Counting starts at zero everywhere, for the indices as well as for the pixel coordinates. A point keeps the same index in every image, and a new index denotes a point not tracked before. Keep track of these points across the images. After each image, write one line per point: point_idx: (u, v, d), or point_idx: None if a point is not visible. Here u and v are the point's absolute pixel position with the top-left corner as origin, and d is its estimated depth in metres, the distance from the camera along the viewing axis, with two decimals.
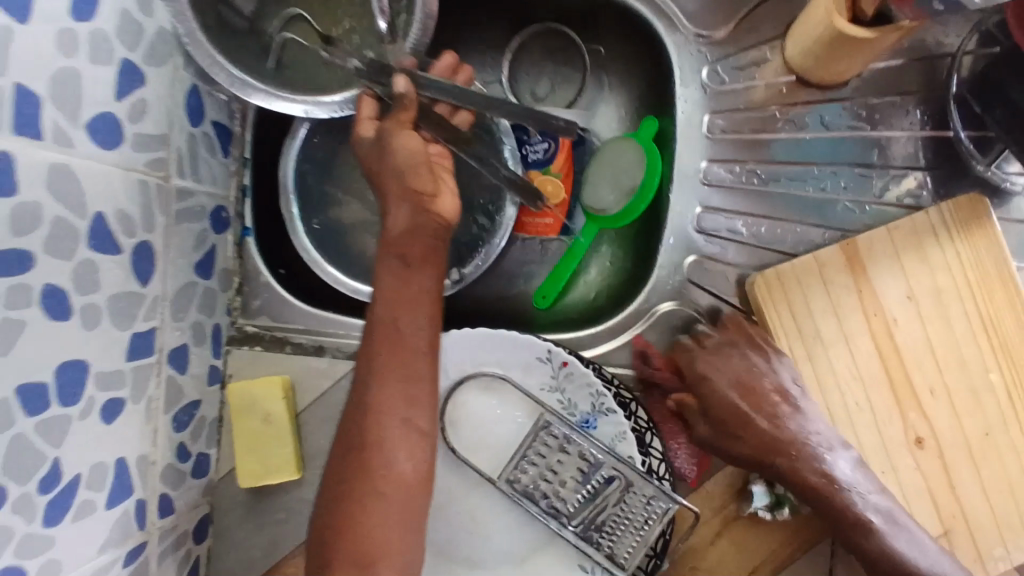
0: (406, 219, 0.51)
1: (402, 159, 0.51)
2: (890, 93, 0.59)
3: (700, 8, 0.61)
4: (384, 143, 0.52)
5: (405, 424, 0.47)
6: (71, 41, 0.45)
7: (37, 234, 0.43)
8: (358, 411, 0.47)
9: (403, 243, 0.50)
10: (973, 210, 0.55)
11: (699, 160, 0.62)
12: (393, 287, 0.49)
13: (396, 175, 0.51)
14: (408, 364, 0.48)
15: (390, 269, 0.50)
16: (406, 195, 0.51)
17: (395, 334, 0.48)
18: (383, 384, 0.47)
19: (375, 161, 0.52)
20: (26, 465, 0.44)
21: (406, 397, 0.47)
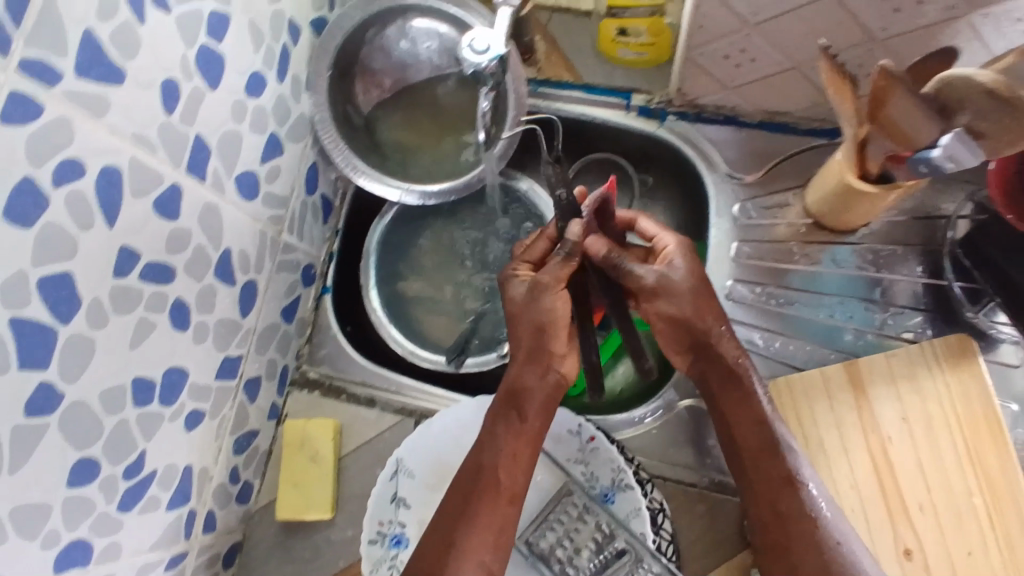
0: (532, 378, 0.59)
1: (540, 322, 0.60)
2: (893, 243, 0.69)
3: (737, 155, 0.72)
4: (539, 296, 0.59)
5: (481, 567, 0.53)
6: (241, 113, 0.58)
7: (182, 256, 0.53)
8: (442, 548, 0.54)
9: (525, 398, 0.58)
10: (962, 349, 0.62)
11: (726, 279, 0.71)
12: (505, 438, 0.57)
13: (536, 332, 0.60)
14: (500, 514, 0.55)
15: (505, 419, 0.58)
16: (537, 358, 0.60)
17: (495, 484, 0.56)
18: (474, 528, 0.54)
19: (518, 312, 0.60)
20: (121, 448, 0.51)
21: (489, 545, 0.54)
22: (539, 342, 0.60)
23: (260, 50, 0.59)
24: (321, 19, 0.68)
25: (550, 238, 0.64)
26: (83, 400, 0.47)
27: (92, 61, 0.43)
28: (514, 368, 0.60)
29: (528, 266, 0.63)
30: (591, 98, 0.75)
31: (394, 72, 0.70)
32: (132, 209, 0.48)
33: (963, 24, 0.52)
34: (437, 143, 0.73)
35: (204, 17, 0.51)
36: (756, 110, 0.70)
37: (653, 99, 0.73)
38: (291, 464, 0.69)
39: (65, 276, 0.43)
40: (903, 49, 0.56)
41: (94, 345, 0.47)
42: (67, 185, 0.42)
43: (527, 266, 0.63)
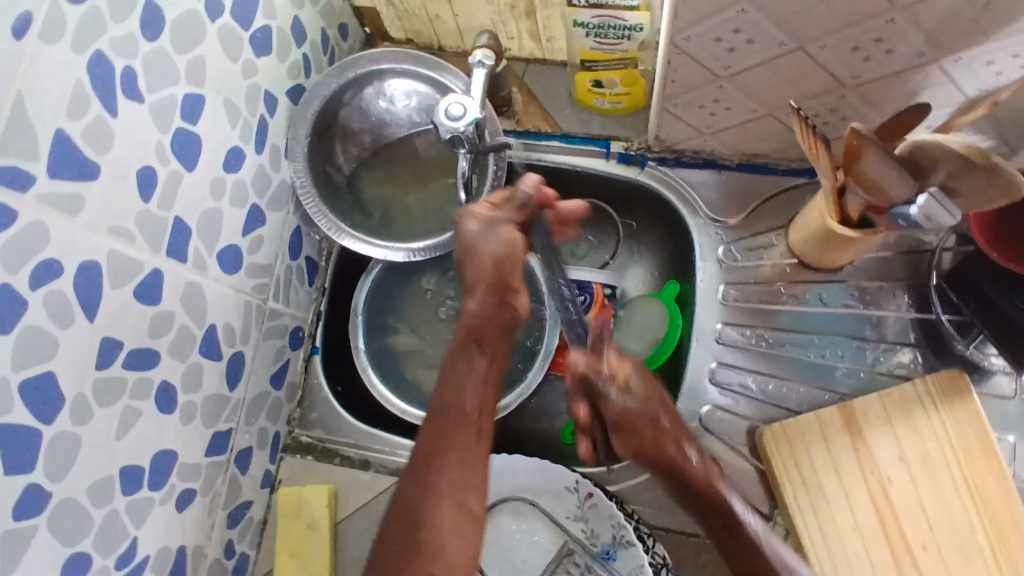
0: (492, 306, 0.55)
1: (498, 256, 0.56)
2: (879, 278, 0.69)
3: (718, 198, 0.73)
4: (494, 228, 0.57)
5: (460, 507, 0.48)
6: (221, 188, 0.58)
7: (166, 338, 0.53)
8: (411, 497, 0.49)
9: (484, 328, 0.55)
10: (954, 384, 0.62)
11: (715, 323, 0.71)
12: (466, 366, 0.54)
13: (491, 267, 0.56)
14: (470, 447, 0.51)
15: (466, 351, 0.55)
16: (493, 287, 0.55)
17: (462, 416, 0.52)
18: (449, 464, 0.49)
19: (467, 244, 0.57)
20: (111, 539, 0.50)
21: (464, 483, 0.49)
22: (498, 273, 0.56)
23: (236, 124, 0.59)
24: (298, 86, 0.68)
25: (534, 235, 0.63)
26: (70, 497, 0.46)
27: (65, 160, 0.44)
28: (475, 302, 0.55)
29: (488, 206, 0.58)
30: (570, 147, 0.75)
31: (373, 131, 0.69)
32: (113, 301, 0.48)
33: (933, 69, 0.53)
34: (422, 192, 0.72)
35: (178, 101, 0.52)
36: (733, 152, 0.70)
37: (632, 146, 0.74)
38: (287, 533, 0.68)
39: (48, 376, 0.43)
40: (876, 93, 0.57)
41: (80, 440, 0.46)
42: (44, 287, 0.43)
43: (487, 204, 0.58)
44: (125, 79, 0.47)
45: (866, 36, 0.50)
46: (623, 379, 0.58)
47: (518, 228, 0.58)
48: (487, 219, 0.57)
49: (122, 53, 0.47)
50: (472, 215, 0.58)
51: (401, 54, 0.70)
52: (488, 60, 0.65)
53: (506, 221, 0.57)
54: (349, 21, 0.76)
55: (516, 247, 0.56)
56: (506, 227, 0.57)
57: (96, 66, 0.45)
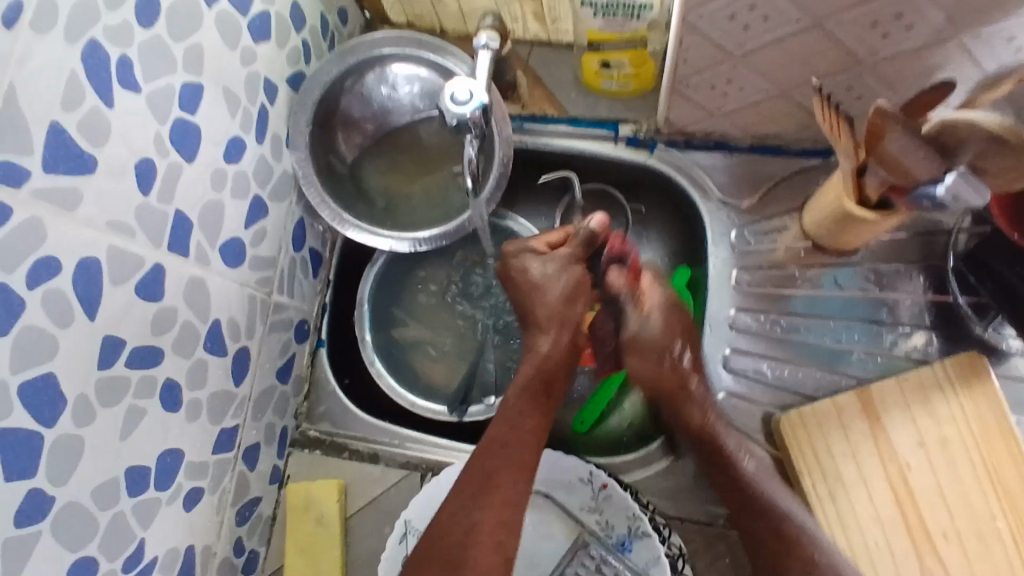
0: (558, 351, 0.64)
1: (567, 292, 0.65)
2: (895, 261, 0.68)
3: (730, 181, 0.71)
4: (566, 267, 0.65)
5: (498, 544, 0.54)
6: (221, 180, 0.56)
7: (169, 335, 0.52)
8: (455, 528, 0.54)
9: (552, 373, 0.64)
10: (972, 368, 0.61)
11: (727, 309, 0.70)
12: (528, 414, 0.60)
13: (548, 304, 0.65)
14: (515, 497, 0.56)
15: (528, 402, 0.61)
16: (563, 326, 0.65)
17: (517, 462, 0.57)
18: (492, 506, 0.55)
19: (530, 283, 0.65)
20: (118, 541, 0.49)
21: (500, 523, 0.55)
22: (567, 309, 0.65)
23: (236, 114, 0.57)
24: (298, 73, 0.66)
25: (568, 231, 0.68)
26: (76, 500, 0.45)
27: (60, 154, 0.42)
28: (547, 341, 0.65)
29: (545, 245, 0.67)
30: (577, 131, 0.74)
31: (376, 118, 0.68)
32: (114, 298, 0.46)
33: (953, 45, 0.51)
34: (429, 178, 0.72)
35: (176, 91, 0.50)
36: (745, 134, 0.68)
37: (642, 129, 0.72)
38: (297, 528, 0.67)
39: (47, 378, 0.42)
40: (894, 70, 0.55)
41: (83, 442, 0.45)
42: (43, 285, 0.41)
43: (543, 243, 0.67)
44: (120, 68, 0.45)
45: (886, 10, 0.48)
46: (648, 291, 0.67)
47: (581, 263, 0.66)
48: (555, 259, 0.65)
49: (117, 41, 0.45)
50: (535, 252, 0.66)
51: (405, 39, 0.68)
52: (493, 42, 0.63)
53: (575, 261, 0.65)
54: (349, 6, 0.74)
55: (583, 282, 0.66)
56: (573, 267, 0.65)
57: (91, 55, 0.43)
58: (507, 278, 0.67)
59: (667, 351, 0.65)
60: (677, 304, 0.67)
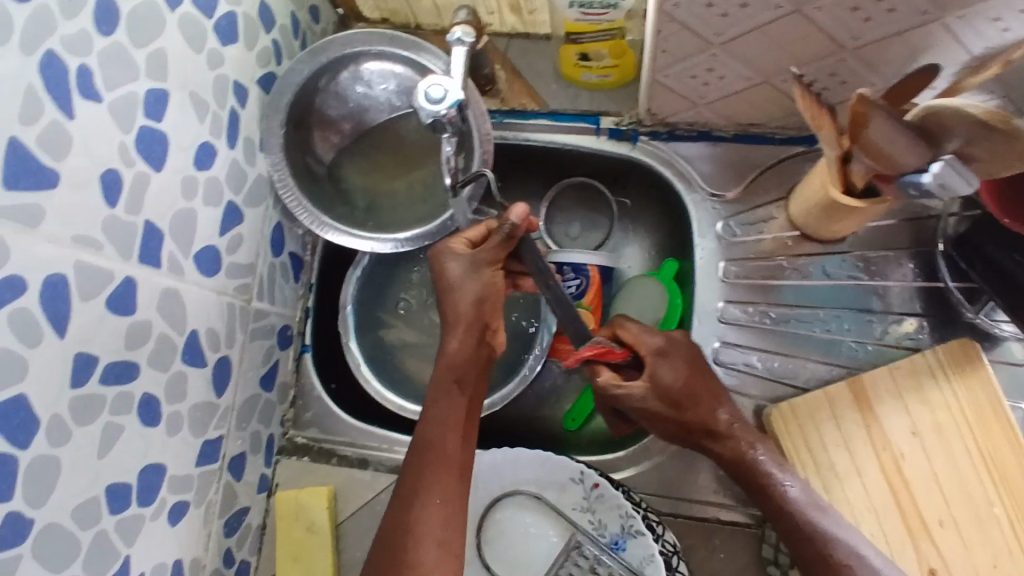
0: (470, 345, 0.57)
1: (478, 297, 0.57)
2: (883, 248, 0.67)
3: (715, 171, 0.70)
4: (476, 269, 0.57)
5: (443, 546, 0.51)
6: (193, 187, 0.55)
7: (145, 349, 0.51)
8: (400, 532, 0.51)
9: (466, 368, 0.57)
10: (966, 354, 0.60)
11: (716, 301, 0.69)
12: (445, 405, 0.56)
13: (467, 309, 0.57)
14: (452, 489, 0.53)
15: (447, 393, 0.56)
16: (473, 326, 0.57)
17: (444, 454, 0.54)
18: (429, 505, 0.52)
19: (446, 287, 0.58)
20: (101, 561, 0.48)
21: (444, 520, 0.52)
22: (478, 311, 0.57)
23: (206, 119, 0.56)
24: (269, 74, 0.64)
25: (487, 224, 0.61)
26: (54, 522, 0.44)
27: (21, 170, 0.41)
28: (456, 340, 0.57)
29: (464, 241, 0.59)
30: (558, 125, 0.72)
31: (353, 117, 0.68)
32: (84, 314, 0.45)
33: (936, 27, 0.50)
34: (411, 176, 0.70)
35: (140, 99, 0.49)
36: (729, 123, 0.67)
37: (623, 121, 0.71)
38: (286, 536, 0.66)
39: (18, 400, 0.41)
40: (876, 54, 0.54)
41: (59, 464, 0.44)
42: (8, 305, 0.40)
43: (462, 241, 0.59)
44: (79, 77, 0.44)
45: None
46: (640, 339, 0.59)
47: (496, 266, 0.58)
48: (464, 259, 0.58)
49: (75, 50, 0.44)
50: (452, 252, 0.58)
51: (375, 35, 0.67)
52: (468, 37, 0.61)
53: (487, 263, 0.58)
54: (320, 3, 0.72)
55: (497, 286, 0.58)
56: (485, 270, 0.58)
57: (47, 65, 0.42)
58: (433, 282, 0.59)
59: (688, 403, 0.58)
60: (679, 345, 0.60)
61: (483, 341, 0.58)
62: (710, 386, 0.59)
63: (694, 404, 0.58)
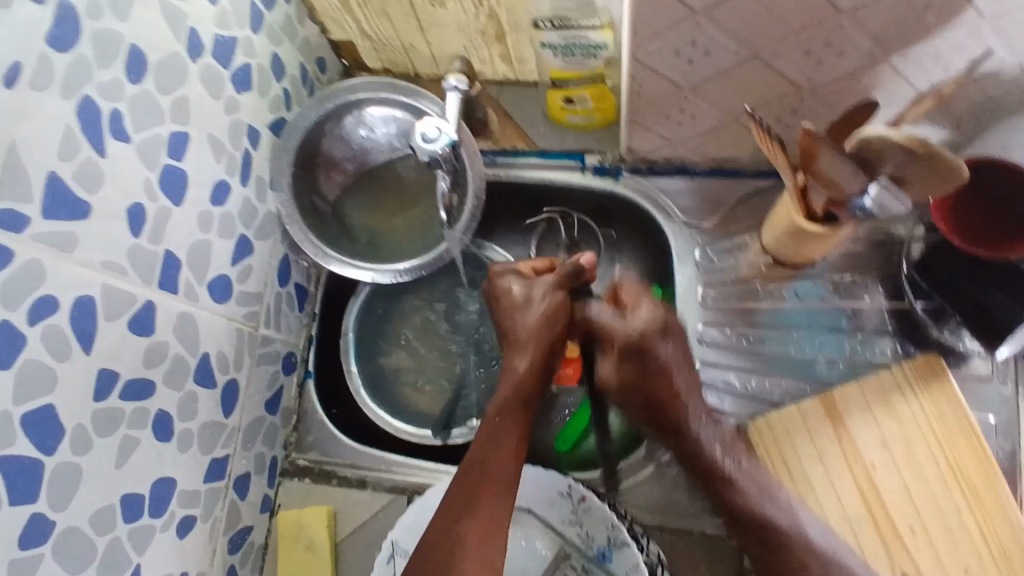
0: (534, 364, 0.64)
1: (546, 316, 0.64)
2: (852, 272, 0.71)
3: (692, 204, 0.75)
4: (544, 290, 0.66)
5: (483, 557, 0.52)
6: (209, 220, 0.60)
7: (161, 368, 0.55)
8: (445, 541, 0.53)
9: (527, 390, 0.63)
10: (931, 370, 0.64)
11: (696, 324, 0.73)
12: (504, 424, 0.60)
13: (534, 331, 0.64)
14: (499, 506, 0.55)
15: (507, 408, 0.61)
16: (538, 347, 0.64)
17: (494, 470, 0.57)
18: (476, 517, 0.54)
19: (511, 305, 0.66)
20: (114, 569, 0.52)
21: (486, 533, 0.54)
22: (545, 332, 0.64)
23: (222, 158, 0.61)
24: (279, 119, 0.70)
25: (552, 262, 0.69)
26: (75, 526, 0.48)
27: (57, 201, 0.46)
28: (523, 360, 0.64)
29: (529, 269, 0.68)
30: (547, 162, 0.78)
31: (356, 159, 0.74)
32: (107, 333, 0.49)
33: (884, 68, 0.55)
34: (407, 211, 0.75)
35: (164, 140, 0.54)
36: (702, 159, 0.73)
37: (606, 158, 0.76)
38: (289, 555, 0.69)
39: (47, 409, 0.45)
40: (832, 94, 0.60)
41: (81, 470, 0.48)
42: (42, 322, 0.44)
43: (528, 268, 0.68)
44: (112, 120, 0.49)
45: (816, 40, 0.52)
46: (634, 316, 0.65)
47: (561, 292, 0.66)
48: (526, 281, 0.67)
49: (108, 96, 0.49)
50: (516, 274, 0.67)
51: (376, 82, 0.72)
52: (462, 84, 0.68)
53: (552, 287, 0.66)
54: (327, 55, 0.78)
55: (563, 308, 0.65)
56: (552, 293, 0.66)
57: (84, 109, 0.47)
58: (492, 301, 0.68)
59: (646, 343, 0.64)
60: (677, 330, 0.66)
61: (545, 365, 0.65)
62: (695, 380, 0.66)
63: (660, 383, 0.64)
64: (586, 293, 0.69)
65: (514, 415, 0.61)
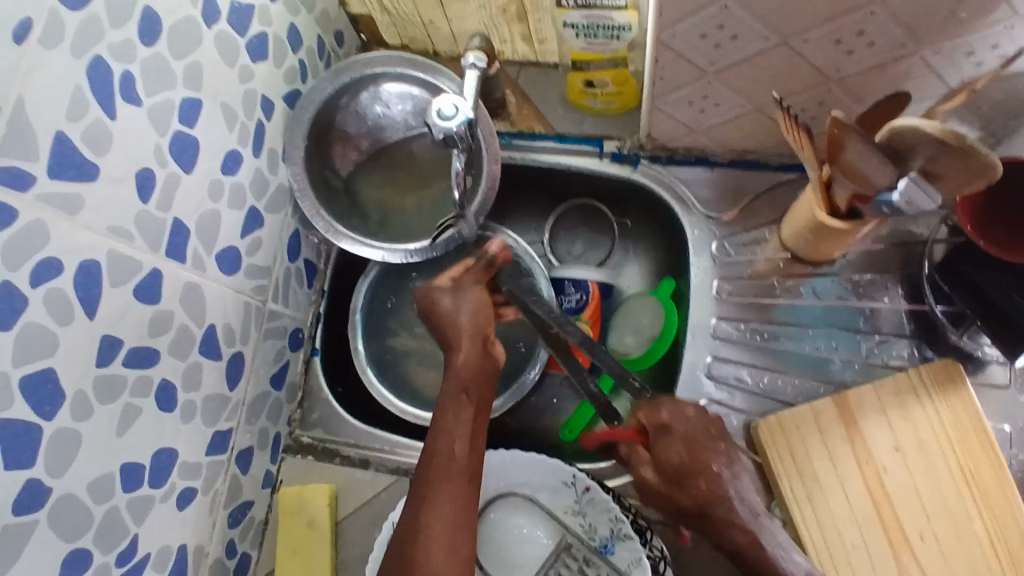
0: (476, 358, 0.58)
1: (473, 313, 0.61)
2: (872, 271, 0.70)
3: (712, 196, 0.74)
4: (466, 292, 0.62)
5: (451, 548, 0.48)
6: (219, 190, 0.59)
7: (166, 337, 0.54)
8: (409, 534, 0.49)
9: (474, 381, 0.57)
10: (949, 374, 0.62)
11: (709, 318, 0.72)
12: (454, 414, 0.55)
13: (462, 327, 0.60)
14: (462, 493, 0.51)
15: (456, 403, 0.56)
16: (475, 340, 0.59)
17: (453, 458, 0.52)
18: (438, 508, 0.50)
19: (442, 314, 0.61)
20: (111, 538, 0.51)
21: (453, 522, 0.49)
22: (477, 326, 0.61)
23: (234, 128, 0.60)
24: (295, 91, 0.69)
25: (467, 266, 0.65)
26: (72, 493, 0.47)
27: (65, 161, 0.45)
28: (460, 355, 0.58)
29: (447, 278, 0.64)
30: (564, 147, 0.77)
31: (370, 134, 0.73)
32: (112, 299, 0.49)
33: (915, 61, 0.53)
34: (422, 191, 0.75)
35: (176, 105, 0.53)
36: (725, 149, 0.71)
37: (625, 145, 0.75)
38: (289, 532, 0.68)
39: (47, 372, 0.44)
40: (861, 85, 0.58)
41: (80, 436, 0.47)
42: (45, 284, 0.44)
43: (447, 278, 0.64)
44: (123, 82, 0.49)
45: (847, 28, 0.51)
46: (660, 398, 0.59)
47: (480, 287, 0.63)
48: (453, 289, 0.62)
49: (120, 58, 0.48)
50: (439, 287, 0.63)
51: (395, 58, 0.72)
52: (480, 62, 0.67)
53: (471, 286, 0.63)
54: (345, 29, 0.77)
55: (486, 301, 0.62)
56: (475, 292, 0.63)
57: (95, 70, 0.46)
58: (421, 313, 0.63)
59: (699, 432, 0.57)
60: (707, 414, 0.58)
61: (485, 356, 0.59)
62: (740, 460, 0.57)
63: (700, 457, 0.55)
64: (510, 276, 0.67)
65: (462, 404, 0.56)
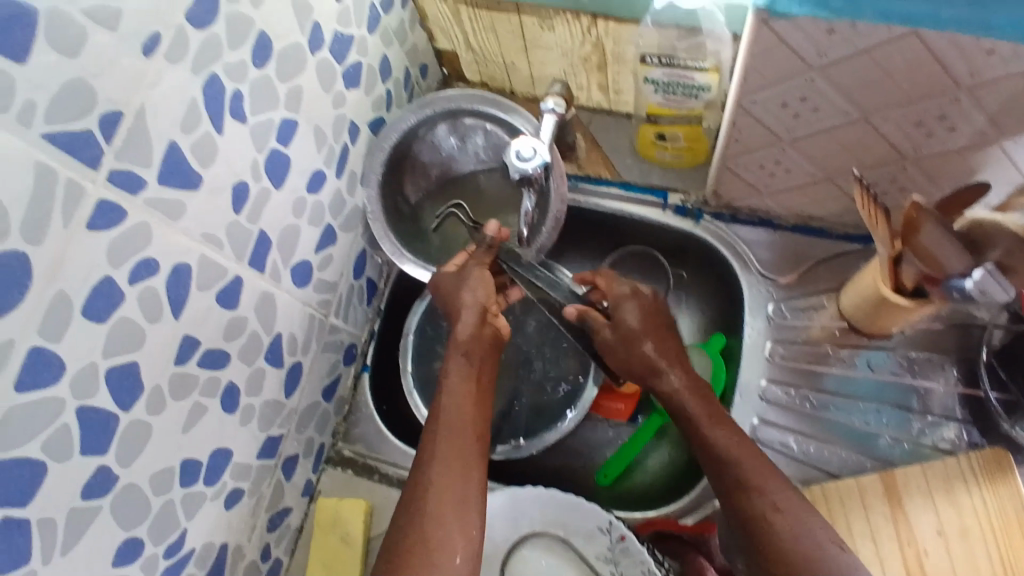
0: (474, 328, 0.65)
1: (477, 290, 0.66)
2: (929, 350, 0.69)
3: (772, 258, 0.74)
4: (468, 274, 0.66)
5: (461, 498, 0.55)
6: (301, 207, 0.62)
7: (238, 341, 0.56)
8: (417, 489, 0.56)
9: (476, 352, 0.64)
10: (999, 462, 0.60)
11: (759, 379, 0.73)
12: (460, 380, 0.62)
13: (465, 302, 0.65)
14: (466, 450, 0.58)
15: (459, 369, 0.63)
16: (474, 311, 0.65)
17: (460, 422, 0.60)
18: (443, 465, 0.56)
19: (449, 295, 0.67)
20: (163, 530, 0.53)
21: (457, 474, 0.56)
22: (480, 302, 0.65)
23: (322, 150, 0.63)
24: (379, 118, 0.72)
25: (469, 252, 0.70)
26: (134, 483, 0.49)
27: (173, 170, 0.48)
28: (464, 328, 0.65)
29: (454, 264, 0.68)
30: (628, 195, 0.79)
31: (442, 164, 0.77)
32: (197, 302, 0.51)
33: (994, 150, 0.54)
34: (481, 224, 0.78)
35: (275, 124, 0.57)
36: (789, 213, 0.72)
37: (689, 199, 0.77)
38: (322, 542, 0.70)
39: (131, 366, 0.47)
40: (935, 167, 0.58)
41: (150, 430, 0.49)
42: (141, 283, 0.46)
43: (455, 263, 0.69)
44: (233, 100, 0.52)
45: (930, 112, 0.51)
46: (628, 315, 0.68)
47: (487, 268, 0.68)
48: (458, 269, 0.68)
49: (232, 77, 0.51)
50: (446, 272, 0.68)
51: (477, 96, 0.72)
52: (559, 108, 0.69)
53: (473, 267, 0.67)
54: (430, 62, 0.80)
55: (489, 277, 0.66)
56: (481, 271, 0.67)
57: (209, 87, 0.49)
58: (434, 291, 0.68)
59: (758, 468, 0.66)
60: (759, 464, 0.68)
61: (484, 325, 0.65)
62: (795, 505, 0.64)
63: None
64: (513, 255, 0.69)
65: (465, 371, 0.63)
